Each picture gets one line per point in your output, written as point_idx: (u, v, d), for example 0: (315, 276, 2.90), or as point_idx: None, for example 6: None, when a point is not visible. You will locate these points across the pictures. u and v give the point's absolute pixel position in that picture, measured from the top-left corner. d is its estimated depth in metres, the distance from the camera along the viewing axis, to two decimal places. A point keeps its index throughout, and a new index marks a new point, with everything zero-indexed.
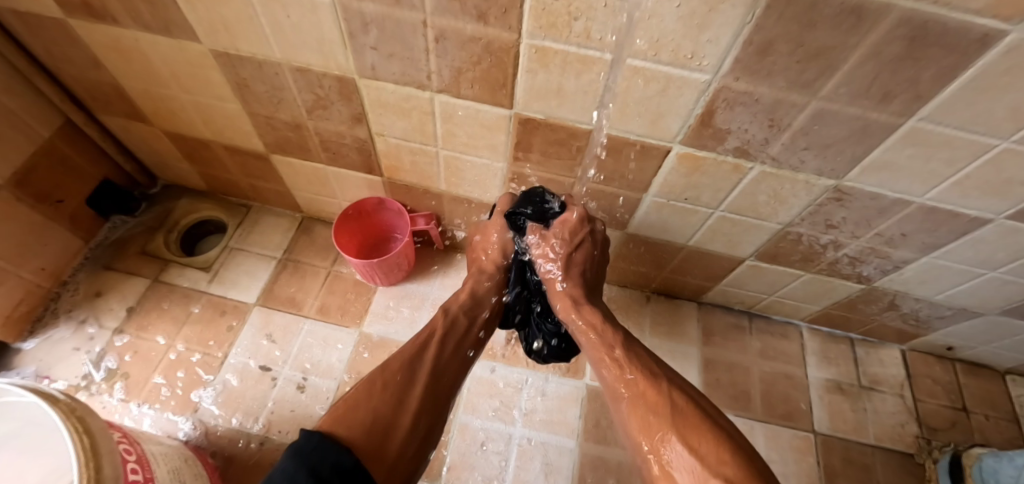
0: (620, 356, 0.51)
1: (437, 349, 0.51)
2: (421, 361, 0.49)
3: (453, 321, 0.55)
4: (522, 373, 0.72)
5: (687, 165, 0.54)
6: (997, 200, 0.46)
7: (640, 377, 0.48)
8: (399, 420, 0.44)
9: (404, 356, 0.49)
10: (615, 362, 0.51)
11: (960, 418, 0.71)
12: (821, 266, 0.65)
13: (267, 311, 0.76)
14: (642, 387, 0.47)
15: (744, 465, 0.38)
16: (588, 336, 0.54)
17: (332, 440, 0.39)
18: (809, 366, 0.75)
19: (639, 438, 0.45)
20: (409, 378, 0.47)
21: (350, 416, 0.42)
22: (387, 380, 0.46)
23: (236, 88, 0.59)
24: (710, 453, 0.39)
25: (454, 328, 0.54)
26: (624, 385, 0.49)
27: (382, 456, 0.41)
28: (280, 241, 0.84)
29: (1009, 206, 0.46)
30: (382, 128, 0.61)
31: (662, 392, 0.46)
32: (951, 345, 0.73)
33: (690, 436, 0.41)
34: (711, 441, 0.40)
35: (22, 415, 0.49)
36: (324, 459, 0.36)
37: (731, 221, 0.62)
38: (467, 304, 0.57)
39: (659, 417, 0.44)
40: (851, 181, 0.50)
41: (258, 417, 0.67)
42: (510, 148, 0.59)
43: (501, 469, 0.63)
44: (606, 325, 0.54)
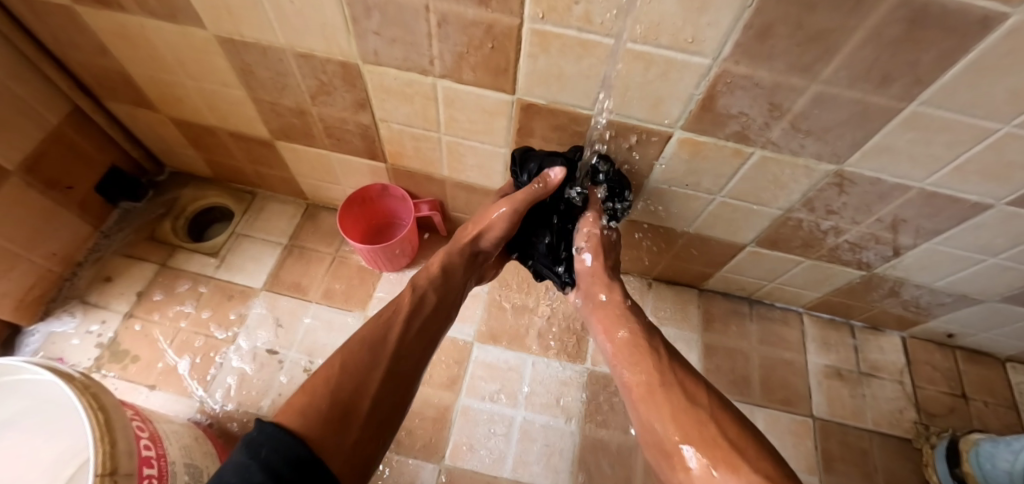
0: (659, 348, 0.52)
1: (403, 326, 0.52)
2: (384, 343, 0.49)
3: (421, 298, 0.56)
4: (523, 356, 0.73)
5: (688, 150, 0.54)
6: (998, 185, 0.46)
7: (680, 368, 0.49)
8: (360, 403, 0.44)
9: (367, 337, 0.49)
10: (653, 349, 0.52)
11: (958, 405, 0.72)
12: (822, 253, 0.65)
13: (273, 296, 0.78)
14: (681, 379, 0.48)
15: (783, 467, 0.38)
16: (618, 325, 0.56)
17: (285, 431, 0.38)
18: (809, 352, 0.75)
19: (671, 426, 0.44)
20: (370, 361, 0.47)
21: (307, 403, 0.42)
22: (346, 362, 0.46)
23: (241, 74, 0.60)
24: (749, 450, 0.40)
25: (422, 303, 0.55)
26: (661, 376, 0.49)
27: (342, 443, 0.40)
28: (285, 227, 0.85)
29: (1009, 191, 0.46)
30: (385, 114, 0.61)
31: (699, 388, 0.47)
32: (951, 332, 0.73)
33: (727, 427, 0.42)
34: (751, 444, 0.41)
35: (34, 395, 0.52)
36: (277, 453, 0.35)
37: (732, 206, 0.62)
38: (435, 280, 0.59)
39: (699, 412, 0.44)
40: (852, 166, 0.50)
41: (266, 398, 0.68)
42: (512, 133, 0.59)
43: (502, 451, 0.65)
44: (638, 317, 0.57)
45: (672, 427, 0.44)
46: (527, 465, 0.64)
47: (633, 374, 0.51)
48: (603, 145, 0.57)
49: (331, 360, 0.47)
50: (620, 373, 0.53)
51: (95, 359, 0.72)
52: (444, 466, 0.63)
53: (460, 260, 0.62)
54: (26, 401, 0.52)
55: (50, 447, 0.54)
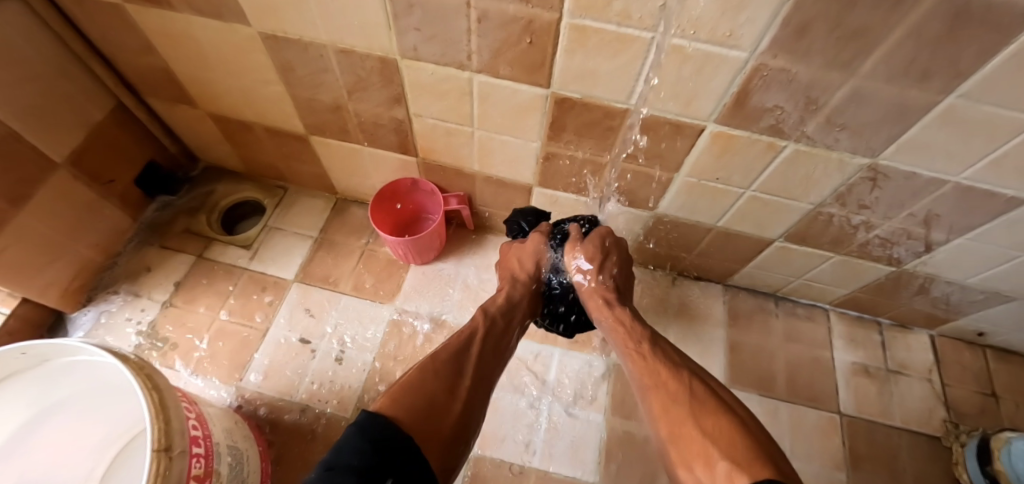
0: (646, 349, 0.52)
1: (483, 342, 0.53)
2: (467, 355, 0.50)
3: (493, 321, 0.56)
4: (550, 349, 0.74)
5: (720, 144, 0.55)
6: None
7: (663, 367, 0.49)
8: (452, 406, 0.43)
9: (452, 348, 0.50)
10: (639, 353, 0.52)
11: (989, 404, 0.70)
12: (852, 248, 0.64)
13: (305, 287, 0.79)
14: (665, 376, 0.47)
15: (755, 450, 0.35)
16: (616, 330, 0.56)
17: (392, 421, 0.38)
18: (836, 349, 0.75)
19: (658, 423, 0.43)
20: (458, 368, 0.48)
21: (404, 399, 0.41)
22: (436, 367, 0.47)
23: (281, 70, 0.62)
24: (722, 437, 0.37)
25: (495, 326, 0.56)
26: (650, 375, 0.48)
27: (438, 440, 0.40)
28: (315, 221, 0.86)
29: None
30: (419, 109, 0.63)
31: (683, 382, 0.45)
32: (981, 330, 0.72)
33: (704, 418, 0.40)
34: (726, 432, 0.37)
35: (104, 376, 0.55)
36: (389, 435, 0.36)
37: (762, 201, 0.62)
38: (503, 306, 0.59)
39: (678, 405, 0.43)
40: (886, 160, 0.50)
41: (299, 387, 0.70)
42: (545, 127, 0.60)
43: (531, 442, 0.66)
44: (634, 322, 0.56)
45: (659, 424, 0.43)
46: (556, 456, 0.65)
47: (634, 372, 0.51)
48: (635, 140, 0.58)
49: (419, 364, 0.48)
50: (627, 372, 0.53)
51: (136, 346, 0.74)
52: (473, 456, 0.64)
53: (521, 290, 0.62)
54: (99, 379, 0.55)
55: (131, 407, 0.59)
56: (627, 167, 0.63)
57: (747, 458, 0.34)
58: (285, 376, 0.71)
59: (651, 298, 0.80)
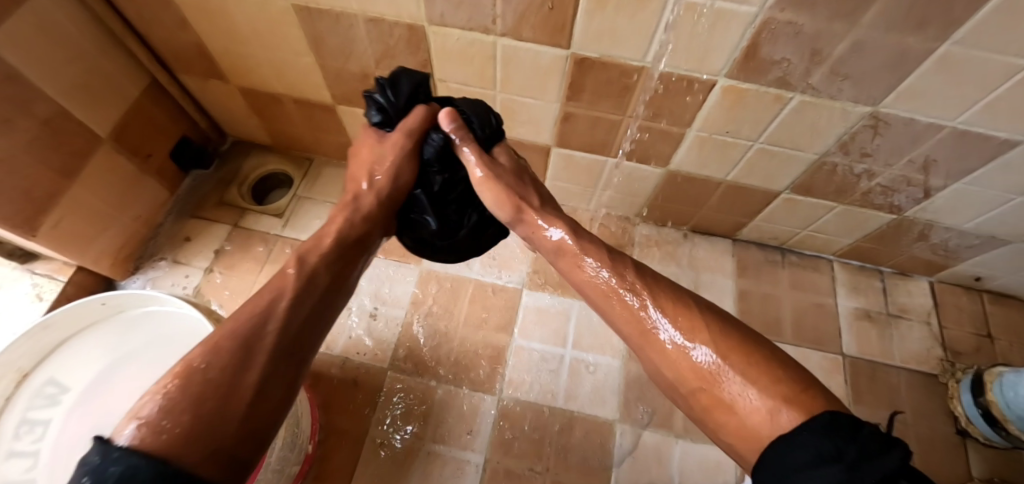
0: (634, 282, 0.41)
1: (284, 317, 0.37)
2: (270, 326, 0.35)
3: (312, 275, 0.41)
4: (568, 301, 0.78)
5: (730, 98, 0.58)
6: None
7: (659, 298, 0.39)
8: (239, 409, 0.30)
9: (241, 319, 0.35)
10: (628, 289, 0.41)
11: (984, 344, 0.75)
12: (855, 198, 0.68)
13: None
14: (668, 311, 0.38)
15: (801, 377, 0.31)
16: (585, 267, 0.44)
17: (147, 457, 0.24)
18: (839, 295, 0.79)
19: (683, 374, 0.36)
20: (240, 361, 0.32)
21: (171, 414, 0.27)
22: (217, 356, 0.32)
23: (312, 42, 0.66)
24: (763, 375, 0.32)
25: (314, 280, 0.41)
26: (649, 312, 0.39)
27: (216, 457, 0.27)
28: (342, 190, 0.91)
29: None
30: (444, 75, 0.66)
31: (694, 313, 0.37)
32: (979, 275, 0.76)
33: (740, 357, 0.33)
34: (767, 367, 0.32)
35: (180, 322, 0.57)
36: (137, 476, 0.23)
37: (770, 153, 0.65)
38: (328, 252, 0.44)
39: (706, 348, 0.35)
40: (886, 107, 0.54)
41: (337, 342, 0.74)
42: (564, 88, 0.63)
43: (554, 385, 0.71)
44: (605, 252, 0.45)
45: (677, 372, 0.36)
46: (578, 397, 0.70)
47: (620, 312, 0.41)
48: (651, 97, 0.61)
49: (162, 391, 0.29)
50: (607, 316, 0.43)
51: None
52: (502, 398, 0.70)
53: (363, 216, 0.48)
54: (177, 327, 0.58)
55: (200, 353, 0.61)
56: (642, 126, 0.66)
57: (796, 380, 0.31)
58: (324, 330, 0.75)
59: (663, 252, 0.83)
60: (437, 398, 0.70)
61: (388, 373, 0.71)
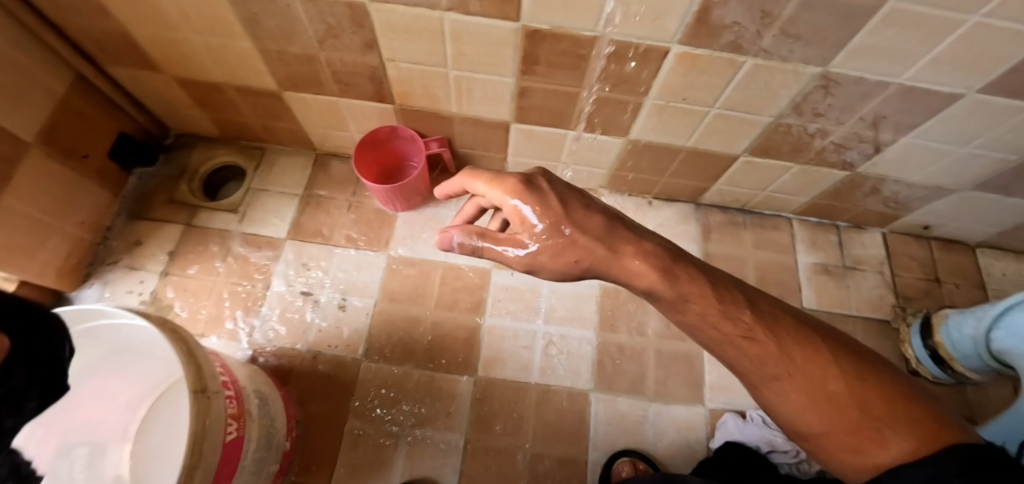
0: (735, 307, 0.34)
1: None
2: None
3: None
4: (538, 278, 0.77)
5: (685, 63, 0.57)
6: (967, 75, 0.52)
7: (762, 322, 0.33)
8: None
9: None
10: (728, 314, 0.33)
11: (932, 288, 0.79)
12: (810, 157, 0.69)
13: (298, 244, 0.79)
14: (772, 336, 0.33)
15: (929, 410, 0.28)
16: (671, 297, 0.34)
17: None
18: (799, 252, 0.82)
19: (801, 416, 0.30)
20: None
21: None
22: None
23: (247, 24, 0.60)
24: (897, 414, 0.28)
25: None
26: (760, 337, 0.33)
27: None
28: (298, 179, 0.84)
29: (978, 80, 0.53)
30: (393, 53, 0.63)
31: (811, 347, 0.32)
32: (927, 223, 0.80)
33: (867, 397, 0.29)
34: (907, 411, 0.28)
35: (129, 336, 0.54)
36: None
37: (727, 117, 0.65)
38: None
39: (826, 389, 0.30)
40: (837, 67, 0.54)
41: (306, 337, 0.72)
42: (518, 62, 0.61)
43: (529, 360, 0.72)
44: (695, 280, 0.35)
45: (797, 413, 0.31)
46: (553, 371, 0.71)
47: (723, 339, 0.34)
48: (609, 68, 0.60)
49: None
50: (708, 341, 0.35)
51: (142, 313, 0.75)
52: (479, 378, 0.71)
53: None
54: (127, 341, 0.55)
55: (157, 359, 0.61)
56: (597, 97, 0.65)
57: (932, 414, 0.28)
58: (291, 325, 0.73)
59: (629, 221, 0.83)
60: (415, 383, 0.70)
61: (363, 363, 0.71)
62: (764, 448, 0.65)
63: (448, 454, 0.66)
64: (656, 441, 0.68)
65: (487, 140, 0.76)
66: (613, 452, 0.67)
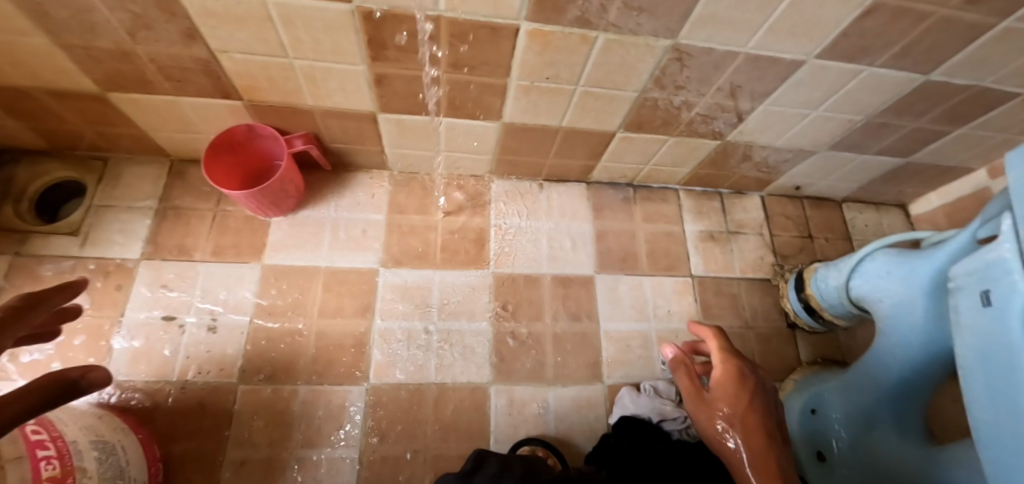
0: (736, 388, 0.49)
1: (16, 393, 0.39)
2: None
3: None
4: (429, 272, 0.75)
5: (538, 41, 0.54)
6: (804, 41, 0.54)
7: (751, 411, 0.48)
8: None
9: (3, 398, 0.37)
10: (726, 397, 0.49)
11: (806, 244, 0.85)
12: (681, 129, 0.70)
13: (155, 263, 0.71)
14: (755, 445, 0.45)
15: None
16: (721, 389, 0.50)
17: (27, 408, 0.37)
18: (686, 222, 0.84)
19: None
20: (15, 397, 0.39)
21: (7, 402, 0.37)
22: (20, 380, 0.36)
23: (29, 15, 0.49)
24: None
25: None
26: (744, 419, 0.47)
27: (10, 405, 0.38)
28: (152, 190, 0.75)
29: (814, 45, 0.55)
30: (222, 44, 0.54)
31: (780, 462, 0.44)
32: (799, 184, 0.85)
33: None
34: None
35: None
36: None
37: (594, 95, 0.64)
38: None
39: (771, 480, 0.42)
40: (685, 39, 0.54)
41: (173, 365, 0.66)
42: (364, 47, 0.55)
43: (423, 360, 0.70)
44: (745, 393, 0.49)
45: None
46: (449, 368, 0.70)
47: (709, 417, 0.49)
48: (464, 53, 0.56)
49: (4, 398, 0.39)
50: (701, 417, 0.50)
51: None
52: (369, 386, 0.68)
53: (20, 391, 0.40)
54: None
55: None
56: (442, 78, 0.60)
57: None
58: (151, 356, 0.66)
59: (520, 205, 0.82)
60: (299, 400, 0.66)
61: (240, 387, 0.66)
62: (655, 418, 0.65)
63: (342, 470, 0.63)
64: (557, 425, 0.68)
65: (357, 134, 0.71)
66: (515, 442, 0.66)
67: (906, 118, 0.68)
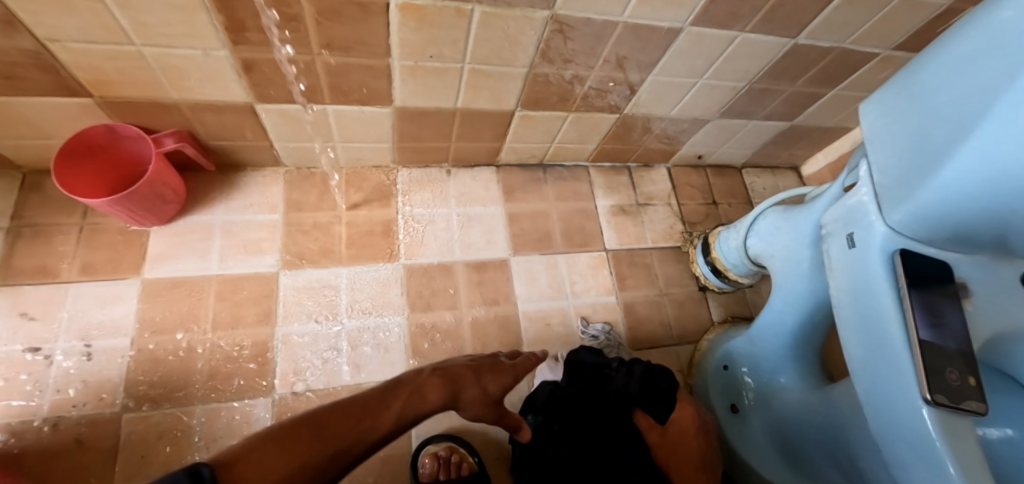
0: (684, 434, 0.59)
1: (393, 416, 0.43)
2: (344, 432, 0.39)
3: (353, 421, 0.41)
4: (334, 270, 0.72)
5: (412, 18, 0.51)
6: (677, 9, 0.55)
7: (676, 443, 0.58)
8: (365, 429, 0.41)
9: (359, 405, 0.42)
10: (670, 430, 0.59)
11: (711, 210, 0.91)
12: (578, 104, 0.71)
13: (11, 290, 0.63)
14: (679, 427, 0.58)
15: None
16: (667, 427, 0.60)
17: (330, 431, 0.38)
18: (598, 198, 0.86)
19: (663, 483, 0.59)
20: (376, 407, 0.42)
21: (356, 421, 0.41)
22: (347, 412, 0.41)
23: None
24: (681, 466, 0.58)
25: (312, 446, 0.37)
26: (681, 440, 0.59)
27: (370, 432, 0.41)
28: (2, 208, 0.66)
29: (687, 13, 0.56)
30: (50, 33, 0.47)
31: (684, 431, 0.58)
32: (700, 153, 0.89)
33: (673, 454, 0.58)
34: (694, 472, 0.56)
35: None
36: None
37: (482, 72, 0.63)
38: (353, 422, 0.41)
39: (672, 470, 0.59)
40: (562, 10, 0.53)
41: (40, 403, 0.58)
42: (220, 29, 0.49)
43: (335, 362, 0.66)
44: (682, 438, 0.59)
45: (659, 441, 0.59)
46: (364, 367, 0.67)
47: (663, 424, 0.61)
48: (339, 36, 0.52)
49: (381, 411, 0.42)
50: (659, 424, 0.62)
51: None
52: (277, 396, 0.63)
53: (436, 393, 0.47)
54: None
55: None
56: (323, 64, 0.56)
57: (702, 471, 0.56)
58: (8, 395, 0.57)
59: (427, 192, 0.80)
60: (197, 422, 0.60)
61: (124, 416, 0.59)
62: None
63: None
64: None
65: (238, 128, 0.66)
66: (421, 443, 0.64)
67: (784, 83, 0.72)
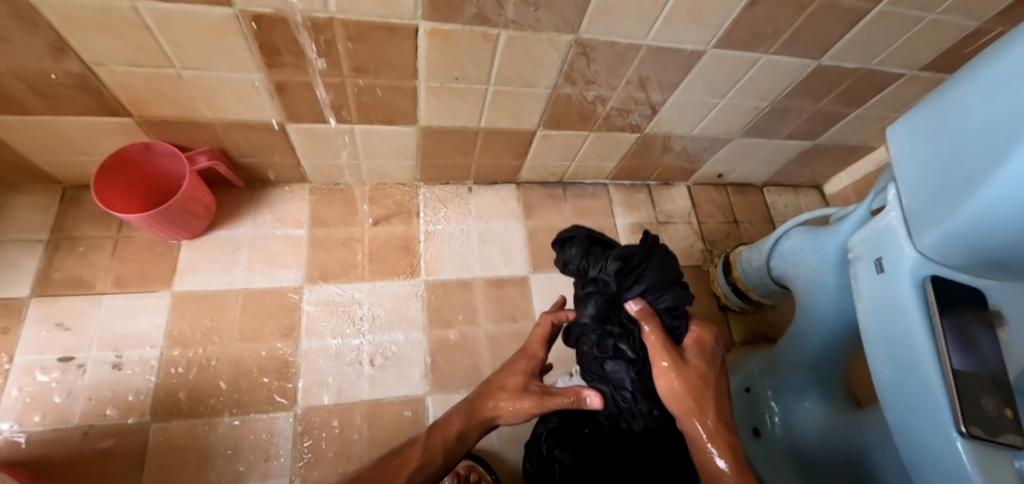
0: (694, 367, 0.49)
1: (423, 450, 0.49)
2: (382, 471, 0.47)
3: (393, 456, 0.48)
4: (356, 285, 0.73)
5: (439, 42, 0.53)
6: (700, 31, 0.56)
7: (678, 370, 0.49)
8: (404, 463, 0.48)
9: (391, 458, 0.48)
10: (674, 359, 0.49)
11: (732, 228, 0.90)
12: (599, 123, 0.72)
13: (48, 301, 0.65)
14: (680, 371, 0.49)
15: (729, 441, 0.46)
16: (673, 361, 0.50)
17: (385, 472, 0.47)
18: (617, 215, 0.86)
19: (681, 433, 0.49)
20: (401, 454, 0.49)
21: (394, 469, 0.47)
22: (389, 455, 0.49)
23: None
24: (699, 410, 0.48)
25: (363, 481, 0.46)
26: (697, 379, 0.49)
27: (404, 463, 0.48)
28: (42, 220, 0.69)
29: (710, 35, 0.56)
30: (96, 56, 0.49)
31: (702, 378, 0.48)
32: (720, 172, 0.89)
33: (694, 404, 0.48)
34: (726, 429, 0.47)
35: None
36: None
37: (506, 93, 0.64)
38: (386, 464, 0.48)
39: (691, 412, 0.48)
40: (587, 33, 0.54)
41: (72, 411, 0.59)
42: (256, 53, 0.51)
43: (355, 376, 0.67)
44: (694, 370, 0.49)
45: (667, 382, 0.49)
46: (384, 382, 0.67)
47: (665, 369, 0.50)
48: (370, 60, 0.54)
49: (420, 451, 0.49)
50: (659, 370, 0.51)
51: None
52: (298, 410, 0.64)
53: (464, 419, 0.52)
54: None
55: None
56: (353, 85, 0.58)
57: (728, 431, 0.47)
58: (44, 403, 0.59)
59: (447, 209, 0.81)
60: (220, 434, 0.61)
61: (151, 426, 0.60)
62: None
63: None
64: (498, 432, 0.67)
65: (268, 146, 0.68)
66: None
67: (807, 102, 0.72)
